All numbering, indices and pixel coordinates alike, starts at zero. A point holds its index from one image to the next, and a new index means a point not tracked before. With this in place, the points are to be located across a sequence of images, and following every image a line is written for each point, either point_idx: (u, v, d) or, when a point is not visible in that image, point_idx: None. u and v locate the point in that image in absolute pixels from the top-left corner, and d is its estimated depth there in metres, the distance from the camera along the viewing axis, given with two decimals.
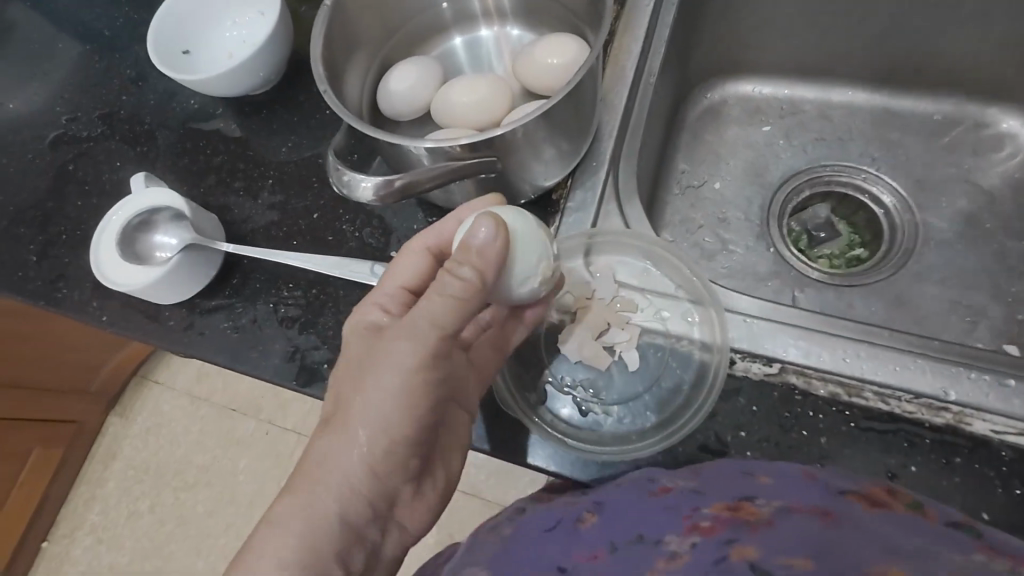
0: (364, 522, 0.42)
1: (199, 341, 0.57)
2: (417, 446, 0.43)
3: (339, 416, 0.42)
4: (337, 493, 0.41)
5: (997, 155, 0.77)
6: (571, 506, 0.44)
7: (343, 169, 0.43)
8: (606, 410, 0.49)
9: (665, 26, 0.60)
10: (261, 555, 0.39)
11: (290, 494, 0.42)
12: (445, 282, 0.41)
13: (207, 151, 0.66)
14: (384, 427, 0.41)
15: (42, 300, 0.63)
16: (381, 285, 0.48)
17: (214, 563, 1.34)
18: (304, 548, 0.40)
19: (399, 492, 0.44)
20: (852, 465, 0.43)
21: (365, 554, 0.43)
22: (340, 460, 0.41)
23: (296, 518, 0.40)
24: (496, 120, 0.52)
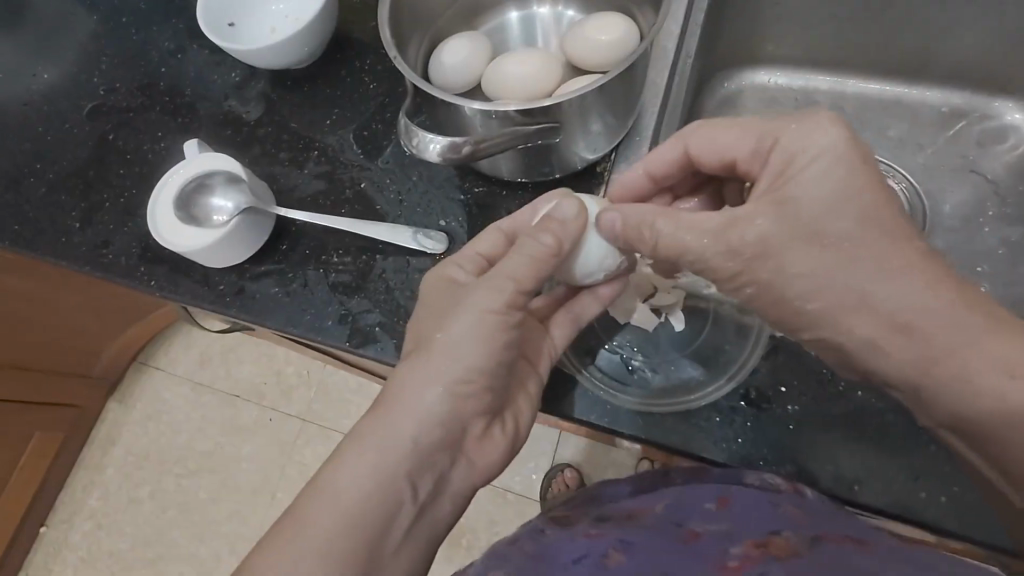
0: (436, 449, 0.44)
1: (251, 304, 0.58)
2: (490, 384, 0.45)
3: (420, 350, 0.45)
4: (415, 415, 0.43)
5: (999, 147, 0.82)
6: (598, 541, 0.44)
7: (413, 130, 0.45)
8: (652, 369, 0.51)
9: (701, 8, 0.62)
10: (340, 464, 0.42)
11: (368, 416, 0.44)
12: (529, 243, 0.46)
13: (250, 122, 0.67)
14: (463, 359, 0.44)
15: (86, 265, 0.63)
16: (457, 255, 0.50)
17: (217, 548, 1.35)
18: (379, 460, 0.42)
19: (471, 426, 0.45)
20: (885, 416, 0.47)
21: (433, 480, 0.44)
22: (420, 386, 0.44)
23: (374, 433, 0.43)
24: (546, 93, 0.54)
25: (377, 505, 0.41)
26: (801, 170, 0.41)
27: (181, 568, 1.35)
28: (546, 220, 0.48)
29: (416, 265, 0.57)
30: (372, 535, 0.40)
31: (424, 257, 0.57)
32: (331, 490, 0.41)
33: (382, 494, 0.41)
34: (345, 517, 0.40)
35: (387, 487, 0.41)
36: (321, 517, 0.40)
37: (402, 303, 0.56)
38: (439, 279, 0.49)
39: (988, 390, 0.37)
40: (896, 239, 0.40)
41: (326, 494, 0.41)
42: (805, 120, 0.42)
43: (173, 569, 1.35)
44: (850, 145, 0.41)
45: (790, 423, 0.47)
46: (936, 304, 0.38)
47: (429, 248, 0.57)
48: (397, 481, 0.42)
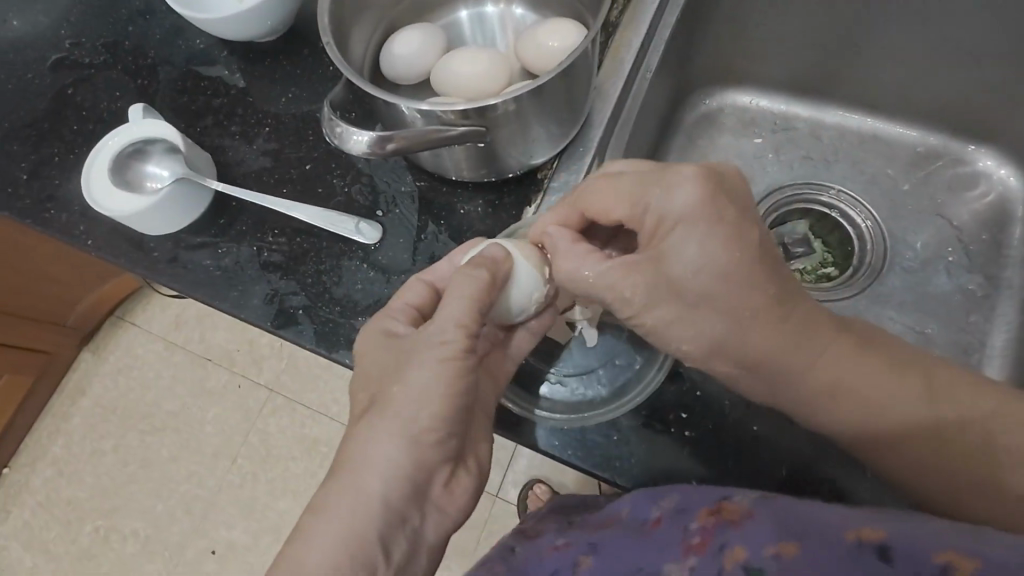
0: (405, 503, 0.44)
1: (184, 275, 0.59)
2: (450, 431, 0.45)
3: (374, 407, 0.44)
4: (378, 472, 0.43)
5: (970, 193, 0.81)
6: (565, 553, 0.47)
7: (337, 121, 0.44)
8: (559, 380, 0.52)
9: (667, 25, 0.62)
10: (313, 537, 0.42)
11: (335, 479, 0.44)
12: (460, 285, 0.45)
13: (207, 91, 0.67)
14: (421, 412, 0.43)
15: (30, 218, 0.64)
16: (393, 303, 0.49)
17: (173, 507, 1.36)
18: (351, 527, 0.42)
19: (436, 475, 0.45)
20: (781, 450, 0.49)
21: (407, 536, 0.44)
22: (378, 445, 0.43)
23: (342, 498, 0.43)
24: (492, 93, 0.54)
25: (353, 571, 0.41)
26: (668, 233, 0.44)
27: (135, 523, 1.36)
28: (479, 259, 0.47)
29: (348, 253, 0.57)
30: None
31: (355, 246, 0.57)
32: (303, 568, 0.41)
33: (355, 559, 0.41)
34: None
35: (359, 552, 0.42)
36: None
37: (328, 288, 0.56)
38: (378, 330, 0.48)
39: (857, 401, 0.44)
40: (749, 288, 0.44)
41: (297, 572, 0.41)
42: (664, 182, 0.44)
43: (127, 523, 1.36)
44: (701, 208, 0.43)
45: (686, 447, 0.48)
46: (787, 340, 0.44)
47: (362, 238, 0.57)
48: (368, 545, 0.42)
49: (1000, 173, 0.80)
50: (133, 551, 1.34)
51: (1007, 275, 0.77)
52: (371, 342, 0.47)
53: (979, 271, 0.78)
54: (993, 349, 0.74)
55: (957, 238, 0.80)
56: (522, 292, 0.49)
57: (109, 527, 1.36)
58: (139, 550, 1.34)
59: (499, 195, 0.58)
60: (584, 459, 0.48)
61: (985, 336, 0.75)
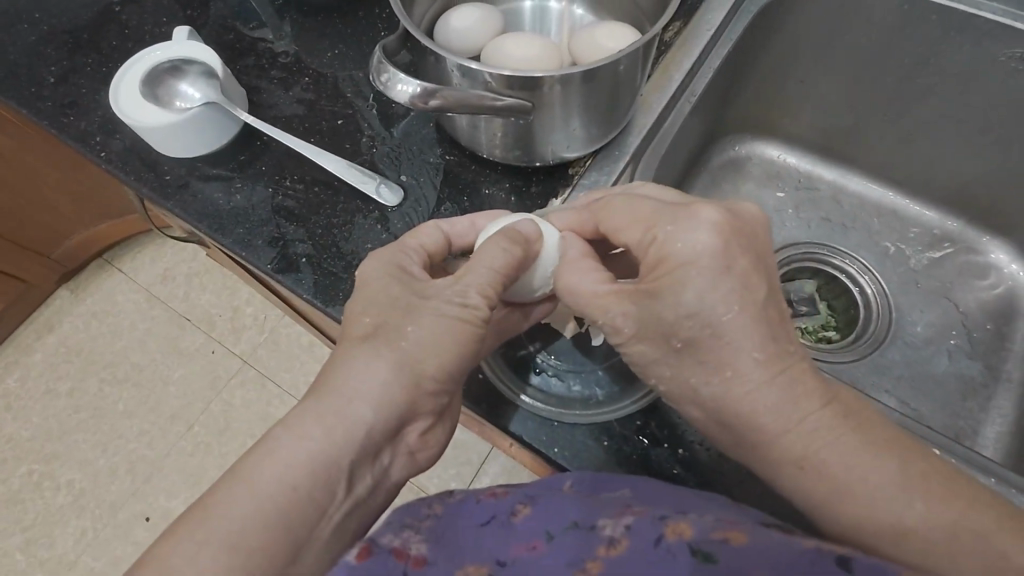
0: (382, 441, 0.41)
1: (190, 202, 0.57)
2: (448, 384, 0.43)
3: (380, 337, 0.41)
4: (369, 402, 0.40)
5: (978, 283, 0.77)
6: (503, 500, 0.45)
7: (385, 66, 0.44)
8: (555, 374, 0.51)
9: (717, 56, 0.65)
10: (276, 451, 0.37)
11: (313, 399, 0.40)
12: (491, 255, 0.44)
13: (253, 34, 0.66)
14: (430, 358, 0.41)
15: (47, 120, 0.62)
16: (404, 243, 0.47)
17: (116, 464, 1.30)
18: (323, 450, 0.38)
19: (418, 421, 0.43)
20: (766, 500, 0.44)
21: (373, 474, 0.41)
22: (372, 374, 0.40)
23: (320, 417, 0.39)
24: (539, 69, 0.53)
25: (311, 496, 0.37)
26: (670, 272, 0.40)
27: (71, 474, 1.29)
28: (513, 232, 0.46)
29: (364, 212, 0.56)
30: (301, 530, 0.37)
31: (372, 206, 0.56)
32: (258, 483, 0.36)
33: (318, 485, 0.38)
34: (275, 508, 0.36)
35: (323, 479, 0.38)
36: (240, 509, 0.35)
37: (336, 242, 0.54)
38: (365, 270, 0.45)
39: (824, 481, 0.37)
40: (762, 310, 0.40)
41: (251, 485, 0.36)
42: (681, 221, 0.41)
43: (64, 473, 1.29)
44: (715, 257, 0.39)
45: (674, 468, 0.45)
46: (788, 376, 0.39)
47: (380, 200, 0.56)
48: (335, 473, 0.38)
49: (1011, 269, 0.76)
50: (62, 503, 1.27)
51: (1009, 367, 0.71)
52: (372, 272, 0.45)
53: (979, 359, 0.72)
54: (985, 439, 0.67)
55: (961, 323, 0.75)
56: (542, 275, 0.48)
57: (44, 472, 1.29)
58: (68, 504, 1.27)
59: (526, 184, 0.57)
60: (569, 461, 0.46)
61: (977, 425, 0.68)
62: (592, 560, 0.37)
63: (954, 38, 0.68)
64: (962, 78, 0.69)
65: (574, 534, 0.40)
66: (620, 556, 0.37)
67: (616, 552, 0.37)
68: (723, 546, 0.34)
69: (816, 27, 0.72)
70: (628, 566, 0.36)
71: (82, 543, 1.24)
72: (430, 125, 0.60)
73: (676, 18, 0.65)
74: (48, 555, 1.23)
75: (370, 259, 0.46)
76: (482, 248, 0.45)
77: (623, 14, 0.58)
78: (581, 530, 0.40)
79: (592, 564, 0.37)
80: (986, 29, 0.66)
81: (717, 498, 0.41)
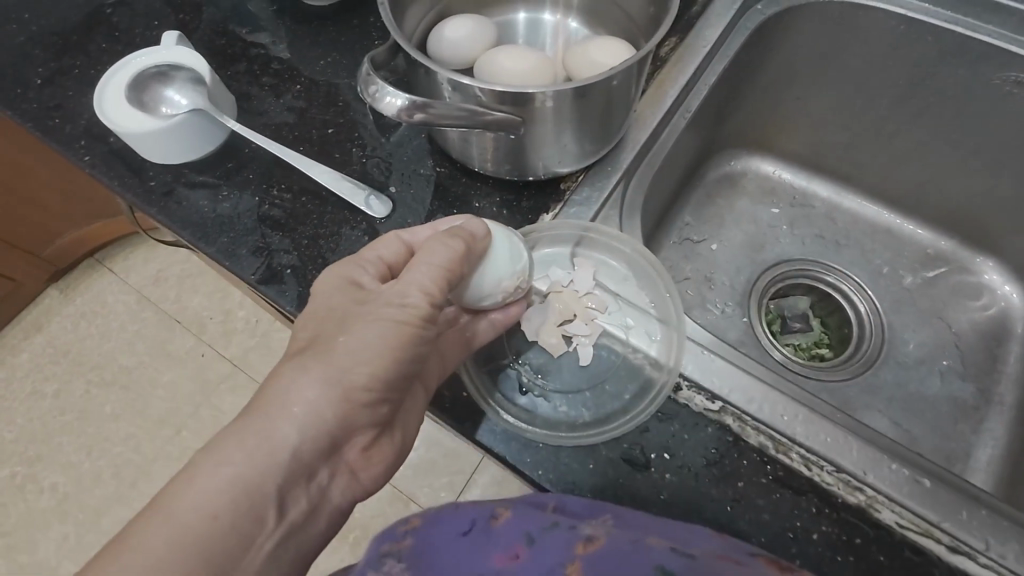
0: (316, 460, 0.40)
1: (174, 209, 0.56)
2: (386, 394, 0.42)
3: (310, 350, 0.41)
4: (297, 420, 0.39)
5: (973, 303, 0.76)
6: (481, 508, 0.46)
7: (373, 78, 0.43)
8: (543, 395, 0.49)
9: (713, 72, 0.65)
10: (197, 478, 0.37)
11: (243, 421, 0.39)
12: (432, 250, 0.43)
13: (246, 39, 0.66)
14: (360, 368, 0.40)
15: (32, 122, 0.61)
16: (362, 255, 0.46)
17: (100, 468, 1.27)
18: (246, 473, 0.37)
19: (357, 436, 0.42)
20: (751, 529, 0.42)
21: (308, 497, 0.40)
22: (302, 390, 0.39)
23: (249, 435, 0.38)
24: (536, 83, 0.53)
25: (234, 522, 0.37)
26: None
27: (54, 477, 1.27)
28: (456, 229, 0.45)
29: (352, 223, 0.55)
30: (224, 558, 0.36)
31: (360, 217, 0.55)
32: (175, 512, 0.36)
33: (240, 510, 0.37)
34: (195, 537, 0.35)
35: (246, 504, 0.37)
36: (157, 540, 0.35)
37: (323, 253, 0.53)
38: (345, 291, 0.44)
39: None
40: None
41: (167, 513, 0.36)
42: None
43: (47, 476, 1.27)
44: None
45: (659, 494, 0.44)
46: None
47: (369, 212, 0.55)
48: (260, 497, 0.38)
49: (1004, 289, 0.76)
50: (44, 507, 1.25)
51: (1001, 390, 0.70)
52: (328, 287, 0.44)
53: (972, 380, 0.71)
54: (978, 463, 0.66)
55: (955, 343, 0.74)
56: (497, 271, 0.46)
57: (26, 475, 1.27)
58: (51, 508, 1.24)
59: (518, 197, 0.56)
60: (553, 484, 0.45)
61: (970, 448, 0.67)
62: (571, 562, 0.39)
63: (948, 59, 0.68)
64: (955, 99, 0.69)
65: (554, 534, 0.41)
66: (598, 549, 0.39)
67: (595, 547, 0.39)
68: None
69: (811, 45, 0.72)
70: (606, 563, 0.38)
71: (62, 549, 1.21)
72: (422, 136, 0.59)
73: (672, 33, 0.65)
74: (28, 560, 1.21)
75: (324, 275, 0.45)
76: (422, 250, 0.43)
77: (618, 28, 0.58)
78: (560, 530, 0.40)
79: (573, 565, 0.39)
80: (981, 52, 0.66)
81: (702, 531, 0.40)
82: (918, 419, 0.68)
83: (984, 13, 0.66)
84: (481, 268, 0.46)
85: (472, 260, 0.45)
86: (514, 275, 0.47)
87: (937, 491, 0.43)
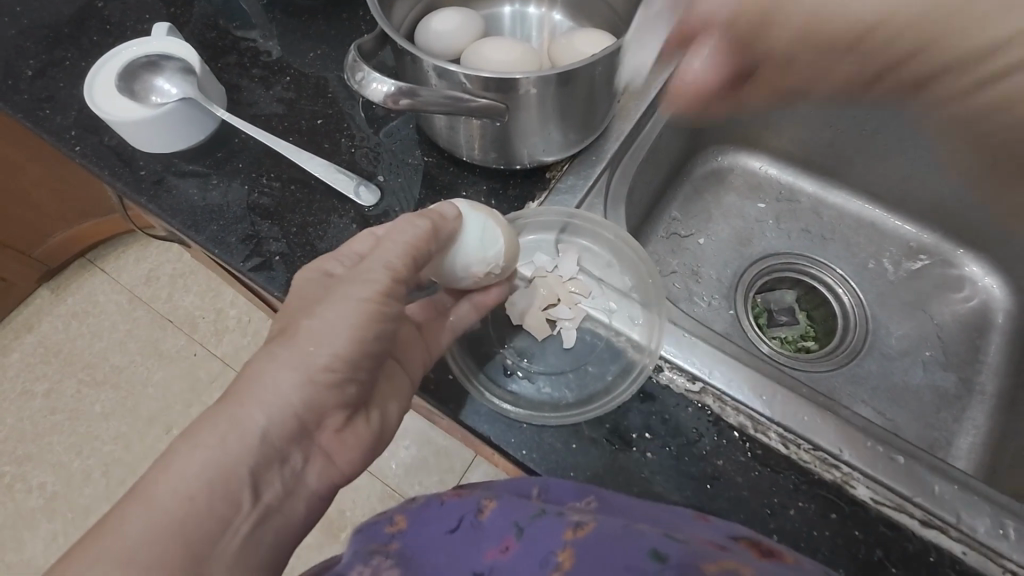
0: (288, 445, 0.41)
1: (164, 197, 0.57)
2: (352, 373, 0.43)
3: (278, 339, 0.42)
4: (267, 405, 0.40)
5: (955, 295, 0.77)
6: (468, 502, 0.45)
7: (360, 64, 0.44)
8: (527, 376, 0.51)
9: (696, 66, 0.66)
10: (173, 462, 0.37)
11: (214, 410, 0.40)
12: (400, 230, 0.45)
13: (237, 33, 0.66)
14: (323, 344, 0.41)
15: (23, 112, 0.61)
16: (339, 250, 0.47)
17: (91, 467, 1.27)
18: (218, 458, 0.38)
19: (330, 417, 0.43)
20: (729, 506, 0.43)
21: (284, 479, 0.41)
22: (273, 376, 0.40)
23: (220, 422, 0.39)
24: (526, 70, 0.54)
25: (210, 504, 0.36)
26: None
27: (44, 477, 1.26)
28: (427, 211, 0.47)
29: (341, 211, 0.56)
30: (200, 541, 0.35)
31: (349, 205, 0.56)
32: (151, 497, 0.35)
33: (216, 491, 0.37)
34: (173, 520, 0.35)
35: (223, 485, 0.37)
36: (132, 527, 0.34)
37: (312, 241, 0.54)
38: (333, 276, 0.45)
39: None
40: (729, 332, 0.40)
41: (143, 501, 0.35)
42: None
43: (37, 476, 1.26)
44: None
45: (643, 472, 0.45)
46: None
47: (358, 200, 0.56)
48: (236, 479, 0.38)
49: (984, 281, 0.77)
50: (34, 507, 1.24)
51: (982, 380, 0.71)
52: (313, 278, 0.45)
53: (953, 370, 0.72)
54: (959, 451, 0.67)
55: (937, 334, 0.75)
56: (468, 254, 0.48)
57: (16, 475, 1.27)
58: (40, 508, 1.24)
59: (505, 186, 0.57)
60: (539, 466, 0.45)
61: (950, 435, 0.68)
62: (563, 547, 0.38)
63: None
64: None
65: (542, 523, 0.40)
66: (586, 535, 0.38)
67: (585, 533, 0.38)
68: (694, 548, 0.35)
69: None
70: (597, 545, 0.37)
71: (52, 549, 1.21)
72: (410, 127, 0.60)
73: None
74: (17, 560, 1.20)
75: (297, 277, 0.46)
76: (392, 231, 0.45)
77: (602, 21, 0.59)
78: (549, 517, 0.40)
79: (564, 552, 0.37)
80: None
81: (685, 514, 0.40)
82: (902, 409, 0.69)
83: None
84: (453, 250, 0.48)
85: (441, 239, 0.47)
86: (486, 264, 0.49)
87: (913, 469, 0.44)
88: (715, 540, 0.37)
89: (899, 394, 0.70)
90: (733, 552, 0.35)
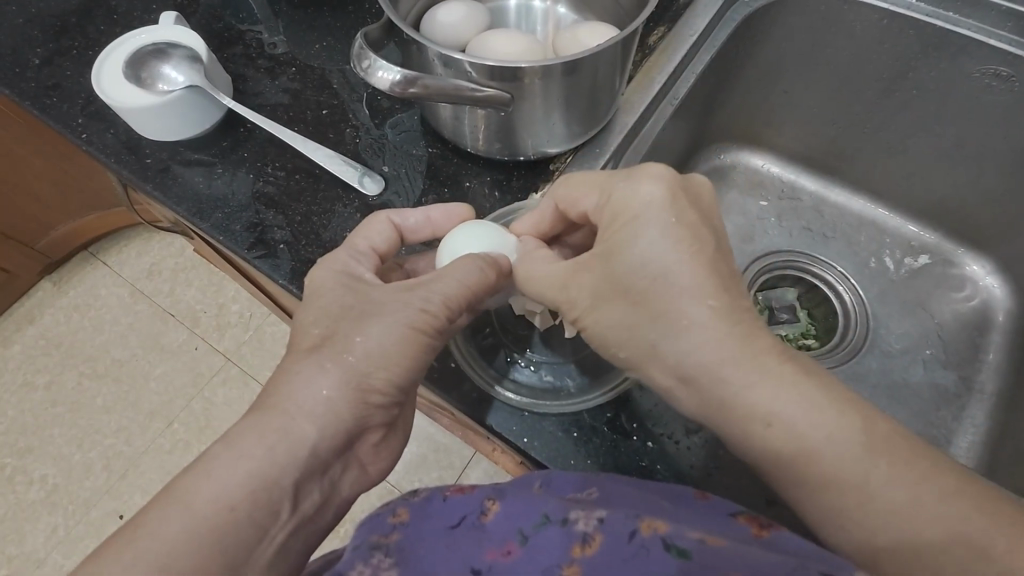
0: (332, 456, 0.40)
1: (169, 184, 0.57)
2: (401, 398, 0.44)
3: (326, 347, 0.41)
4: (316, 419, 0.39)
5: (956, 294, 0.77)
6: (470, 499, 0.45)
7: (367, 52, 0.45)
8: (529, 365, 0.52)
9: (700, 61, 0.67)
10: (213, 469, 0.36)
11: (256, 417, 0.39)
12: (466, 271, 0.45)
13: (242, 24, 0.67)
14: (378, 370, 0.41)
15: (30, 101, 0.62)
16: (355, 244, 0.48)
17: (91, 460, 1.27)
18: (263, 468, 0.37)
19: (370, 432, 0.43)
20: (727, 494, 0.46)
21: (321, 489, 0.40)
22: (317, 387, 0.40)
23: (270, 430, 0.38)
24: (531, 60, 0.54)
25: (250, 513, 0.36)
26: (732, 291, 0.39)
27: (45, 469, 1.27)
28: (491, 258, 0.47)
29: (344, 201, 0.56)
30: (239, 551, 0.35)
31: (353, 194, 0.56)
32: (192, 500, 0.35)
33: (257, 502, 0.36)
34: (214, 528, 0.34)
35: (264, 497, 0.36)
36: (174, 529, 0.34)
37: (316, 230, 0.54)
38: (342, 268, 0.46)
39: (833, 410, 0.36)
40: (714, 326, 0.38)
41: (185, 501, 0.35)
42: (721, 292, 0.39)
43: (37, 468, 1.27)
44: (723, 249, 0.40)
45: (642, 461, 0.46)
46: None
47: (362, 190, 0.56)
48: (278, 489, 0.37)
49: (986, 281, 0.77)
50: (34, 498, 1.24)
51: (982, 379, 0.71)
52: (324, 276, 0.46)
53: (953, 369, 0.72)
54: (958, 449, 0.67)
55: (937, 334, 0.75)
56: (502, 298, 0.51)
57: (16, 467, 1.27)
58: (41, 500, 1.24)
59: (507, 178, 0.58)
60: (547, 461, 0.46)
61: (950, 434, 0.68)
62: (570, 563, 0.38)
63: (930, 54, 0.69)
64: (937, 94, 0.71)
65: (547, 533, 0.40)
66: (595, 554, 0.38)
67: (592, 551, 0.38)
68: (700, 546, 0.36)
69: (800, 40, 0.73)
70: (606, 565, 0.38)
71: (52, 541, 1.21)
72: (414, 118, 0.60)
73: (659, 23, 0.67)
74: (17, 551, 1.20)
75: (319, 268, 0.46)
76: (456, 265, 0.45)
77: (606, 14, 0.59)
78: (554, 528, 0.40)
79: (570, 568, 0.38)
80: (960, 45, 0.67)
81: (685, 495, 0.41)
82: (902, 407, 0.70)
83: (964, 7, 0.68)
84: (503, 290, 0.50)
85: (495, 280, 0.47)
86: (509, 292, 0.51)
87: None
88: (716, 533, 0.37)
89: (903, 393, 0.70)
90: (745, 545, 0.36)
